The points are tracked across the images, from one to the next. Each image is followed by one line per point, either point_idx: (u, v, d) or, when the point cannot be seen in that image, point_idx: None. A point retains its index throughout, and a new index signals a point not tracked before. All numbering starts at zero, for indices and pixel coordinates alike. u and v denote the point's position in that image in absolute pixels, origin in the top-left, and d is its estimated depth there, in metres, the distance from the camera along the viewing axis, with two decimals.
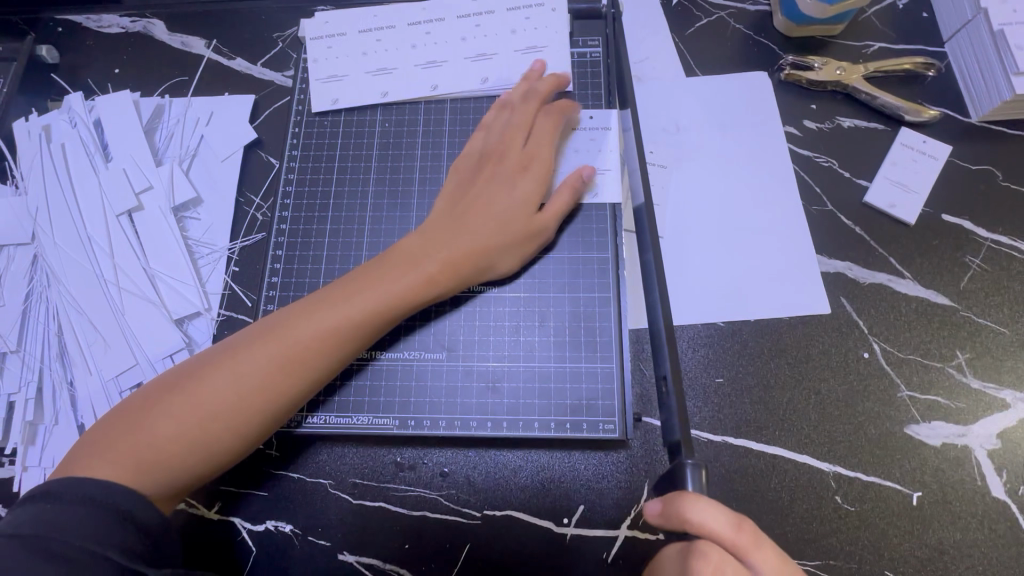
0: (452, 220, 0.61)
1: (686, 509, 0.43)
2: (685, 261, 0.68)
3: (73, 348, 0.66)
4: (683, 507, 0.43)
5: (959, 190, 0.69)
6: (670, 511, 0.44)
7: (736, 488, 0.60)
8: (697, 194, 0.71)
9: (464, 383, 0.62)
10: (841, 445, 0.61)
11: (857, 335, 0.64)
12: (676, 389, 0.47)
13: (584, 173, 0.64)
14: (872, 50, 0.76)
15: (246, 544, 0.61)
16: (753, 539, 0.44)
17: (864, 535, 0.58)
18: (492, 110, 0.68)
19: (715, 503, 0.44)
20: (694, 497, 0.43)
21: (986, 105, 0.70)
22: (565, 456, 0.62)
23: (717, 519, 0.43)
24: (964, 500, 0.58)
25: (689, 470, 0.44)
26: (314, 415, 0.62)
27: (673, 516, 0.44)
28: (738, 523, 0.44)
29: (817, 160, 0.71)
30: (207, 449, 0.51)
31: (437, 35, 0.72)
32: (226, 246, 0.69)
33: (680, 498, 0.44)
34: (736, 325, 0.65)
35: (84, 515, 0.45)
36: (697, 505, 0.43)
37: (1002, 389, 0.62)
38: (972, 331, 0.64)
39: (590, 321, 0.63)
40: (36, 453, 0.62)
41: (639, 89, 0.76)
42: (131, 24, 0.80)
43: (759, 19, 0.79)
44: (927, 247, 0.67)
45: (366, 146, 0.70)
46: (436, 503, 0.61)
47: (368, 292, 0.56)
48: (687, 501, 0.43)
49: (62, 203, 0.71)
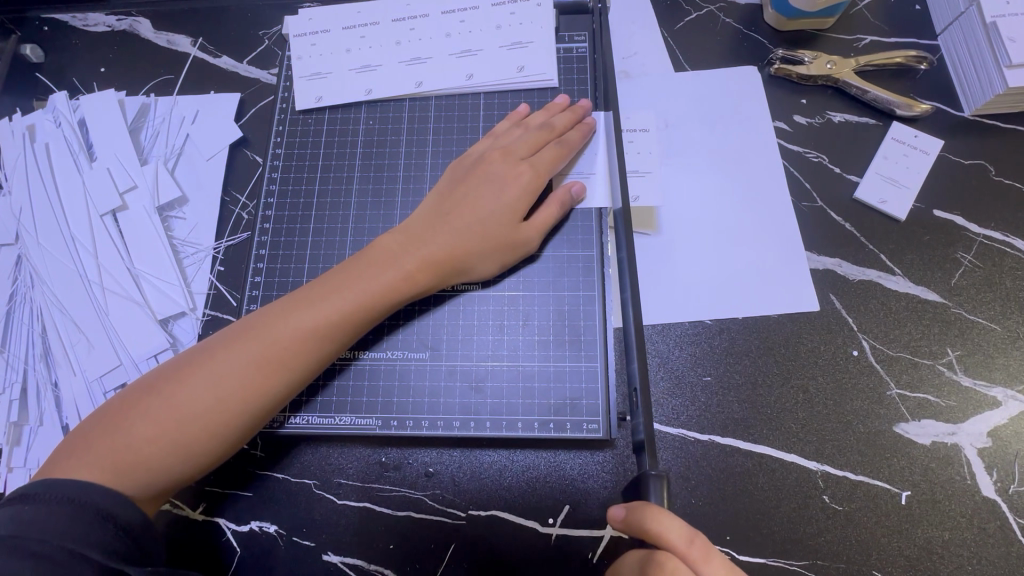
0: (434, 220, 0.60)
1: (636, 514, 0.44)
2: (673, 259, 0.67)
3: (58, 349, 0.66)
4: (637, 513, 0.44)
5: (951, 186, 0.68)
6: (633, 518, 0.45)
7: (722, 488, 0.59)
8: (685, 191, 0.70)
9: (447, 383, 0.61)
10: (829, 444, 0.60)
11: (847, 333, 0.63)
12: (647, 392, 0.46)
13: (573, 188, 0.64)
14: (864, 44, 0.75)
15: (231, 544, 0.60)
16: (704, 554, 0.45)
17: (852, 535, 0.57)
18: (503, 121, 0.67)
19: (670, 513, 0.44)
20: (647, 505, 0.44)
21: (979, 99, 0.69)
22: (550, 455, 0.61)
23: (673, 531, 0.43)
24: (954, 500, 0.58)
25: (651, 482, 0.44)
26: (298, 415, 0.61)
27: (638, 523, 0.44)
28: (691, 537, 0.44)
29: (807, 155, 0.71)
30: (187, 450, 0.51)
31: (422, 31, 0.71)
32: (211, 246, 0.69)
33: (640, 506, 0.45)
34: (723, 323, 0.65)
35: (63, 514, 0.45)
36: (646, 512, 0.44)
37: (993, 387, 0.61)
38: (963, 328, 0.63)
39: (575, 319, 0.62)
40: (21, 454, 0.62)
41: (627, 85, 0.75)
42: (116, 22, 0.80)
43: (750, 13, 0.78)
44: (918, 243, 0.66)
45: (351, 144, 0.70)
46: (420, 503, 0.61)
47: (347, 291, 0.56)
48: (638, 507, 0.44)
49: (46, 203, 0.70)
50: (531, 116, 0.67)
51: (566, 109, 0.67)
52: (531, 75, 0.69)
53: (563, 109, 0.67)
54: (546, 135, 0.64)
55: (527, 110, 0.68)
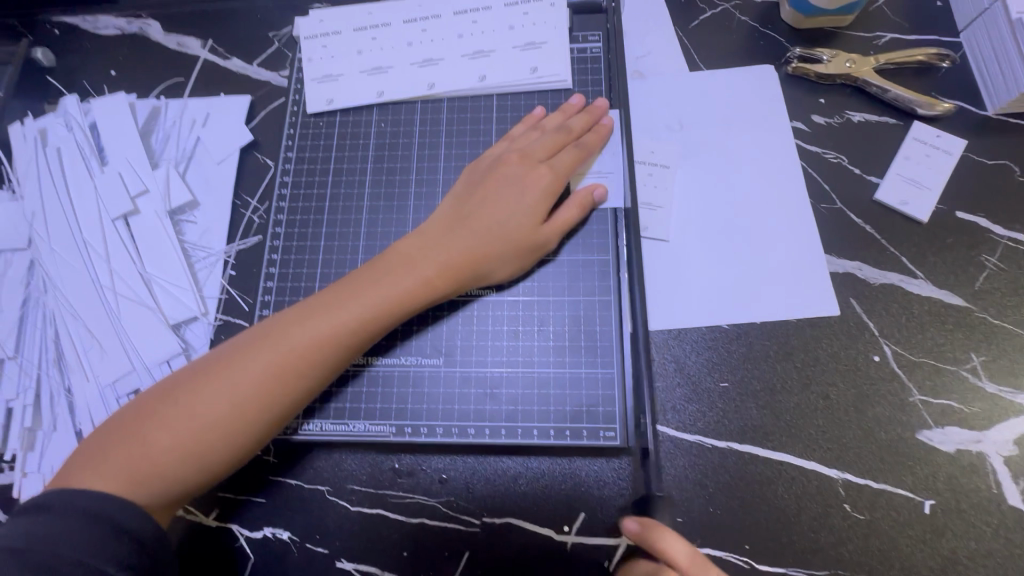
0: (451, 225, 0.60)
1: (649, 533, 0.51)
2: (690, 263, 0.66)
3: (70, 354, 0.66)
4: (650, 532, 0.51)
5: (975, 186, 0.67)
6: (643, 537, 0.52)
7: (741, 497, 0.58)
8: (701, 193, 0.69)
9: (461, 389, 0.61)
10: (850, 452, 0.59)
11: (868, 338, 0.62)
12: None
13: (596, 190, 0.63)
14: (884, 41, 0.73)
15: (244, 550, 0.60)
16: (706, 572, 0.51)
17: (874, 544, 0.56)
18: (518, 124, 0.66)
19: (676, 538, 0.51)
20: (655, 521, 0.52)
21: (1003, 97, 0.68)
22: (566, 462, 0.60)
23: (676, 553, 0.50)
24: (980, 509, 0.56)
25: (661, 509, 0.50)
26: (311, 421, 0.61)
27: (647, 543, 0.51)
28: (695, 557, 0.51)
29: (825, 157, 0.69)
30: (205, 458, 0.50)
31: (434, 32, 0.70)
32: (223, 250, 0.69)
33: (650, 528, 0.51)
34: (740, 328, 0.63)
35: (78, 528, 0.44)
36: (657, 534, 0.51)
37: (1019, 393, 0.60)
38: (988, 332, 0.62)
39: (592, 324, 0.61)
40: (35, 460, 0.62)
41: (642, 85, 0.74)
42: (127, 25, 0.80)
43: (766, 10, 0.76)
44: (940, 245, 0.65)
45: (362, 148, 0.69)
46: (434, 510, 0.60)
47: (364, 296, 0.55)
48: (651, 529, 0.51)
49: (58, 208, 0.70)
50: (547, 118, 0.66)
51: (581, 110, 0.66)
52: (544, 77, 0.68)
53: (579, 110, 0.66)
54: (564, 137, 0.64)
55: (542, 112, 0.67)
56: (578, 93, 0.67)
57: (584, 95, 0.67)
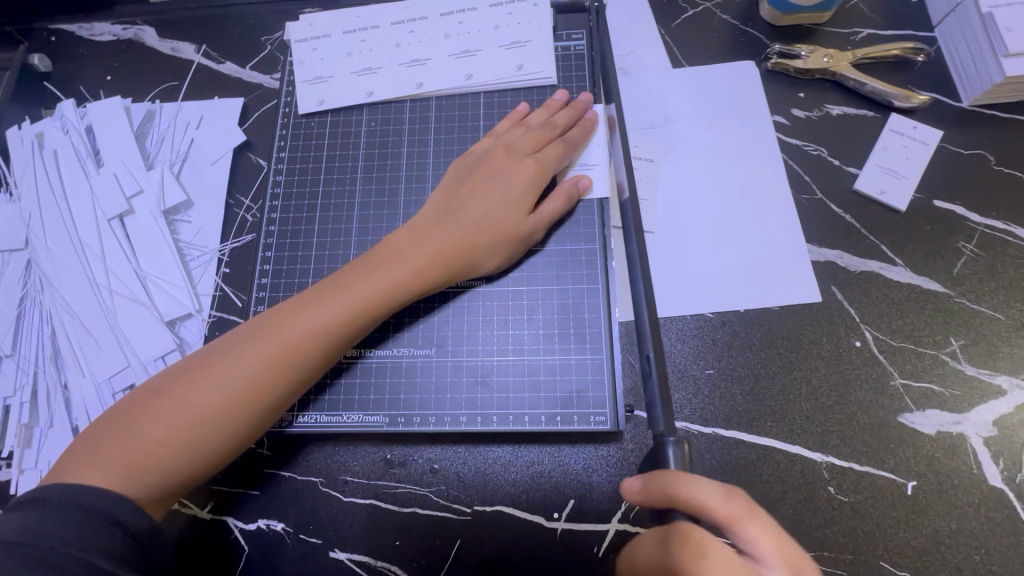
0: (439, 219, 0.61)
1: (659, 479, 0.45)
2: (675, 254, 0.68)
3: (66, 351, 0.67)
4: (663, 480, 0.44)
5: (952, 176, 0.68)
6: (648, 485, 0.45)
7: (727, 480, 0.59)
8: (684, 187, 0.70)
9: (453, 379, 0.62)
10: (833, 436, 0.60)
11: (849, 324, 0.63)
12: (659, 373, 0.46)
13: (581, 182, 0.64)
14: (861, 37, 0.75)
15: (238, 542, 0.61)
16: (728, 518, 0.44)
17: (858, 525, 0.57)
18: (504, 120, 0.68)
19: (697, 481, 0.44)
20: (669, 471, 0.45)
21: (977, 89, 0.69)
22: (555, 450, 0.61)
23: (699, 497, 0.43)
24: (961, 489, 0.58)
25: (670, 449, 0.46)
26: (305, 414, 0.62)
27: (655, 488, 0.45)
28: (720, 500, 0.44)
29: (806, 149, 0.71)
30: (198, 450, 0.51)
31: (421, 33, 0.72)
32: (216, 248, 0.70)
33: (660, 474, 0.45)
34: (725, 317, 0.65)
35: (72, 521, 0.45)
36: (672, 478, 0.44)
37: (998, 375, 0.61)
38: (966, 318, 0.63)
39: (580, 314, 0.62)
40: (32, 455, 0.63)
41: (626, 83, 0.76)
42: (123, 31, 0.81)
43: (746, 9, 0.78)
44: (919, 234, 0.66)
45: (353, 147, 0.71)
46: (425, 499, 0.61)
47: (355, 289, 0.57)
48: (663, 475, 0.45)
49: (55, 209, 0.71)
50: (532, 115, 0.67)
51: (565, 106, 0.68)
52: (529, 74, 0.70)
53: (563, 106, 0.68)
54: (549, 132, 0.65)
55: (528, 108, 0.68)
56: (561, 88, 0.69)
57: (567, 89, 0.69)
